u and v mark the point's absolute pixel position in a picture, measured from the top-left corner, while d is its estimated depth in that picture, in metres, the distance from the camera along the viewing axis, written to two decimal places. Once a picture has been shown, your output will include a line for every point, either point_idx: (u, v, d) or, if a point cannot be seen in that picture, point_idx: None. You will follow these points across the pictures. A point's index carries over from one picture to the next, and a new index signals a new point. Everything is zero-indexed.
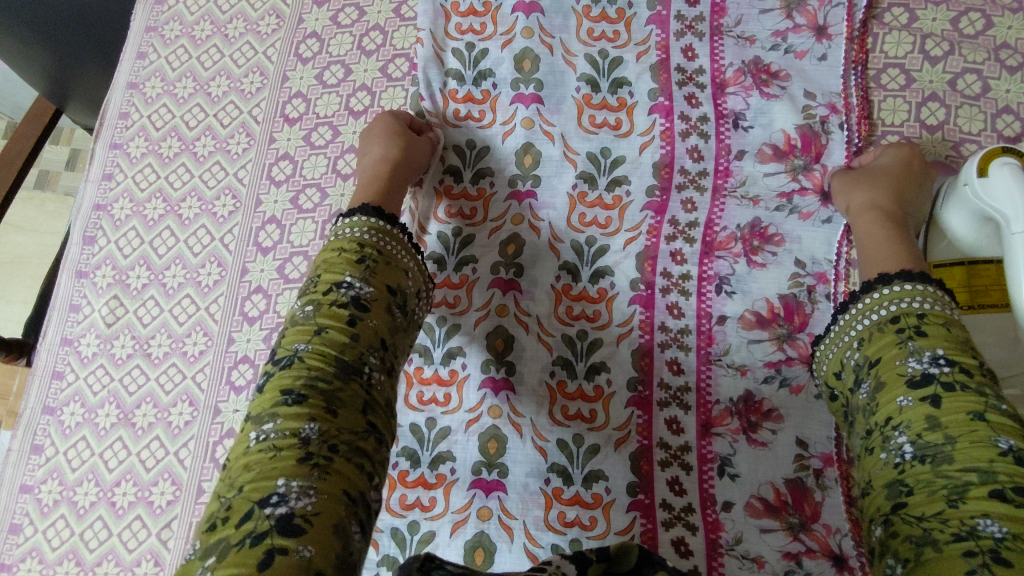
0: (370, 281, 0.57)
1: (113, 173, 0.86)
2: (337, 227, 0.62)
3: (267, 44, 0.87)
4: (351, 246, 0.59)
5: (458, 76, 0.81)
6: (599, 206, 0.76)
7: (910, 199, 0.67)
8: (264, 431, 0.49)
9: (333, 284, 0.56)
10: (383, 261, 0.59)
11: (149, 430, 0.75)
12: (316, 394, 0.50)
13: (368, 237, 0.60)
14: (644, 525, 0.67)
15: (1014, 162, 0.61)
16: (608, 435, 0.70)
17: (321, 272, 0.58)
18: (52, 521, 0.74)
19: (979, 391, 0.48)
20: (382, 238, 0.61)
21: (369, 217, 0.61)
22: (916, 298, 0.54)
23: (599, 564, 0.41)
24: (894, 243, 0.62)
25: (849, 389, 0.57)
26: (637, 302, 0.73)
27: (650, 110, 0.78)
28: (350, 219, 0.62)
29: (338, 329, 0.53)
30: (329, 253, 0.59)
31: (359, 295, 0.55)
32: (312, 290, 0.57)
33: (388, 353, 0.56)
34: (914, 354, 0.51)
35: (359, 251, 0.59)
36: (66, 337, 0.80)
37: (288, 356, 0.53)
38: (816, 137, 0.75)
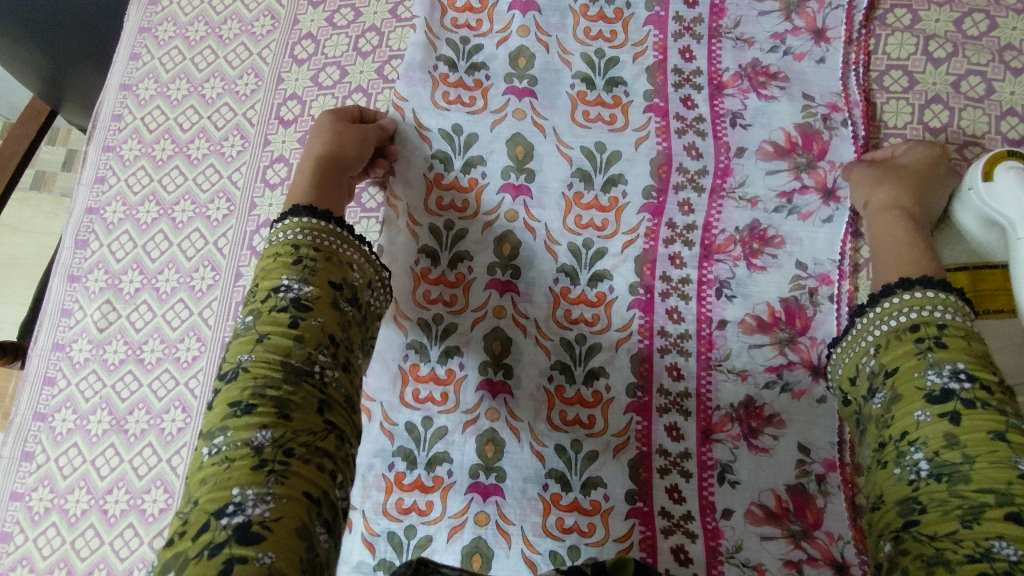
0: (309, 282, 0.55)
1: (105, 176, 0.85)
2: (272, 234, 0.60)
3: (263, 45, 0.86)
4: (287, 250, 0.57)
5: (451, 63, 0.80)
6: (595, 208, 0.75)
7: (930, 198, 0.64)
8: (216, 444, 0.48)
9: (271, 290, 0.55)
10: (322, 260, 0.57)
11: (141, 436, 0.74)
12: (265, 401, 0.49)
13: (304, 237, 0.58)
14: (643, 533, 0.66)
15: (1020, 165, 0.60)
16: (607, 441, 0.69)
17: (259, 281, 0.56)
18: (43, 529, 0.73)
19: (999, 410, 0.47)
20: (321, 237, 0.59)
21: (302, 218, 0.59)
22: (934, 306, 0.53)
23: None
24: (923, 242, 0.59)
25: (862, 396, 0.56)
26: (636, 307, 0.72)
27: (646, 110, 0.77)
28: (283, 223, 0.59)
29: (281, 333, 0.52)
30: (268, 260, 0.57)
31: (299, 296, 0.54)
32: (252, 300, 0.55)
33: (341, 349, 0.55)
34: (933, 368, 0.50)
35: (296, 254, 0.57)
36: (58, 342, 0.79)
37: (233, 368, 0.52)
38: (816, 134, 0.74)
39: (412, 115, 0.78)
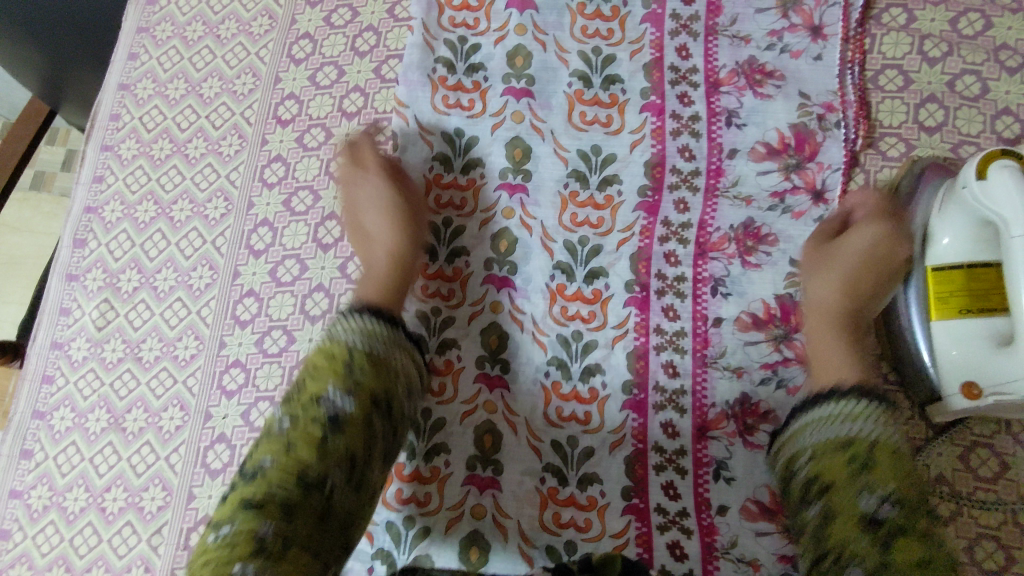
0: (352, 394, 0.55)
1: (103, 175, 0.85)
2: (336, 327, 0.61)
3: (260, 44, 0.87)
4: (341, 352, 0.58)
5: (449, 65, 0.80)
6: (590, 206, 0.76)
7: (868, 286, 0.67)
8: (222, 531, 0.48)
9: (316, 396, 0.55)
10: (371, 368, 0.57)
11: (139, 434, 0.75)
12: (276, 501, 0.49)
13: (361, 342, 0.59)
14: (639, 528, 0.66)
15: (1014, 164, 0.60)
16: (603, 438, 0.69)
17: (309, 379, 0.56)
18: (41, 527, 0.73)
19: (924, 536, 0.48)
20: (374, 346, 0.59)
21: (366, 325, 0.61)
22: (863, 416, 0.55)
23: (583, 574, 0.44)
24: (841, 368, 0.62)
25: (796, 486, 0.57)
26: (632, 304, 0.73)
27: (642, 108, 0.77)
28: (349, 321, 0.61)
29: (308, 449, 0.52)
30: (323, 356, 0.58)
31: (338, 411, 0.54)
32: (296, 396, 0.56)
33: (359, 470, 0.54)
34: (865, 489, 0.51)
35: (348, 359, 0.57)
36: (56, 341, 0.79)
37: (259, 463, 0.52)
38: (810, 135, 0.75)
39: (413, 118, 0.79)
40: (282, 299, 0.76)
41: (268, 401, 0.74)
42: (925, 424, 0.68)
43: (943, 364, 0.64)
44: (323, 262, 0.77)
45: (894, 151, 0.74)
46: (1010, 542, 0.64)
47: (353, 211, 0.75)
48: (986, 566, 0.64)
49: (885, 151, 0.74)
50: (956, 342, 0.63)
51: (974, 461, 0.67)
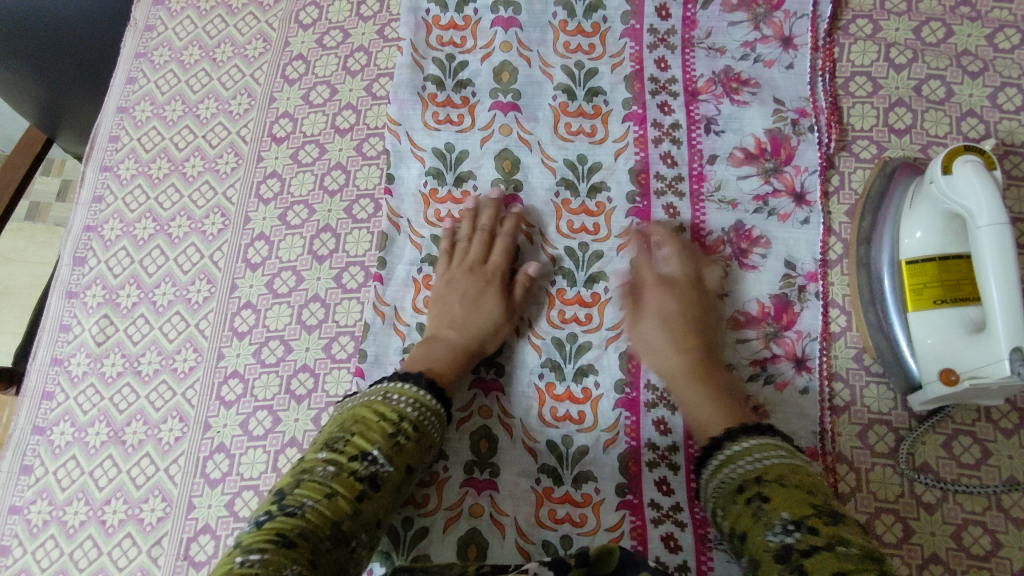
0: (392, 461, 0.59)
1: (103, 195, 0.87)
2: (388, 386, 0.65)
3: (255, 66, 0.90)
4: (392, 415, 0.62)
5: (438, 82, 0.83)
6: (583, 213, 0.78)
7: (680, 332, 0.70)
8: (249, 558, 0.47)
9: (360, 451, 0.58)
10: (415, 440, 0.62)
11: (139, 447, 0.76)
12: (306, 542, 0.50)
13: (410, 410, 0.63)
14: (634, 522, 0.67)
15: (977, 159, 0.63)
16: (597, 436, 0.71)
17: (355, 430, 0.60)
18: (41, 541, 0.73)
19: (830, 547, 0.47)
20: (425, 415, 0.63)
21: (420, 389, 0.65)
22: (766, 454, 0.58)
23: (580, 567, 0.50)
24: (702, 406, 0.66)
25: (734, 558, 0.56)
26: (629, 306, 0.75)
27: (625, 118, 0.80)
28: (404, 384, 0.65)
29: (347, 498, 0.55)
30: (367, 411, 0.62)
31: (378, 472, 0.58)
32: (339, 446, 0.59)
33: (377, 531, 0.58)
34: (768, 525, 0.51)
35: (397, 425, 0.61)
36: (56, 357, 0.81)
37: (294, 504, 0.53)
38: (785, 140, 0.78)
39: (404, 134, 0.82)
40: (278, 310, 0.78)
41: (266, 410, 0.75)
42: (908, 413, 0.70)
43: (921, 352, 0.66)
44: (319, 273, 0.79)
45: (866, 153, 0.78)
46: (995, 527, 0.66)
47: (441, 308, 0.74)
48: (973, 550, 0.65)
49: (858, 154, 0.78)
50: (934, 332, 0.65)
51: (957, 449, 0.68)
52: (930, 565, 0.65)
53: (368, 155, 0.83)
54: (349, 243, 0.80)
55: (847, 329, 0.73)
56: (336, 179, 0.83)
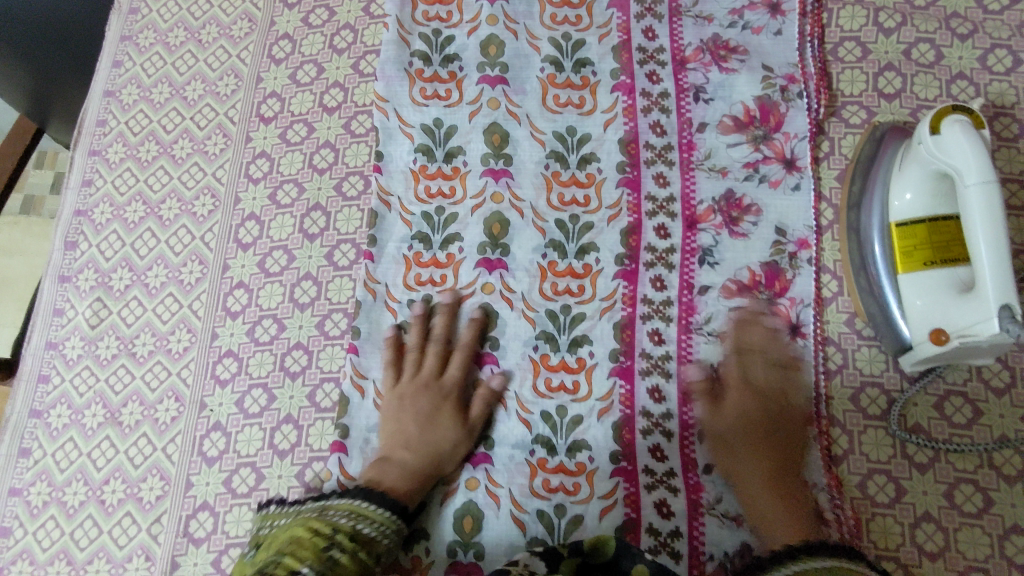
0: (325, 574, 0.56)
1: (92, 179, 0.87)
2: (320, 508, 0.63)
3: (241, 47, 0.89)
4: (325, 529, 0.60)
5: (425, 58, 0.83)
6: (574, 185, 0.78)
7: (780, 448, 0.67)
8: None
9: (291, 568, 0.55)
10: (349, 552, 0.59)
11: (136, 427, 0.76)
12: None
13: (345, 520, 0.62)
14: (628, 488, 0.68)
15: (965, 118, 0.62)
16: (591, 405, 0.71)
17: (287, 550, 0.58)
18: (42, 522, 0.74)
19: None
20: (360, 522, 0.62)
21: (355, 499, 0.64)
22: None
23: (572, 557, 0.60)
24: (761, 502, 0.65)
25: None
26: (621, 277, 0.75)
27: (613, 88, 0.80)
28: (339, 499, 0.64)
29: None
30: (301, 530, 0.60)
31: None
32: (268, 565, 0.56)
33: None
34: None
35: (331, 536, 0.59)
36: (50, 341, 0.81)
37: None
38: (774, 106, 0.77)
39: (393, 111, 0.81)
40: (271, 289, 0.78)
41: (261, 387, 0.75)
42: (900, 376, 0.70)
43: (910, 314, 0.67)
44: (310, 251, 0.79)
45: (856, 118, 0.77)
46: (986, 484, 0.67)
47: (389, 445, 0.70)
48: (965, 508, 0.66)
49: (848, 119, 0.77)
50: (925, 293, 0.65)
51: (948, 409, 0.69)
52: (921, 523, 0.66)
53: (356, 132, 0.83)
54: (339, 220, 0.80)
55: (838, 294, 0.73)
56: (325, 157, 0.83)
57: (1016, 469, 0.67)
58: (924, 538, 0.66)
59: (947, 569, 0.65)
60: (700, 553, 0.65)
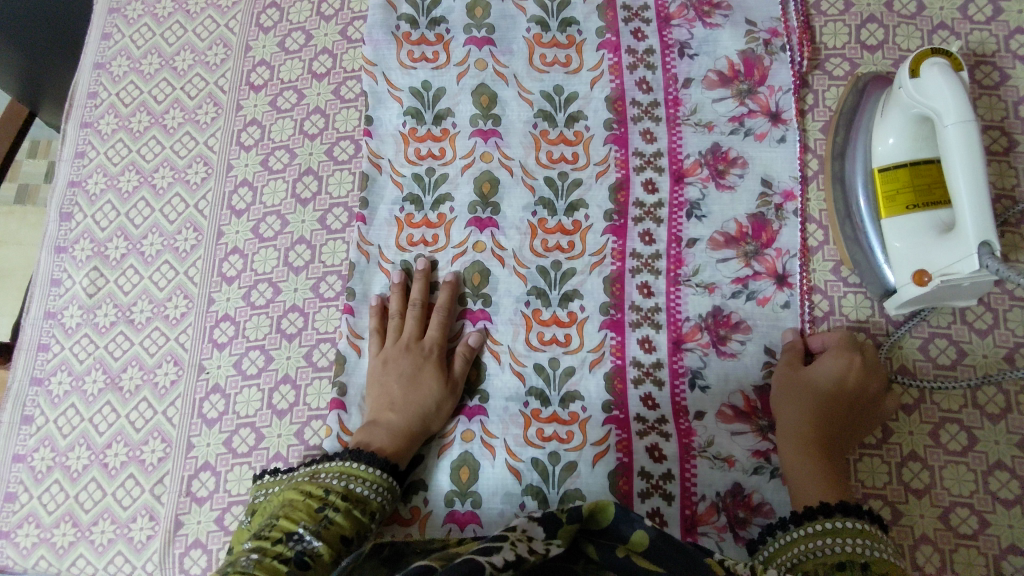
0: (321, 535, 0.54)
1: (85, 151, 0.87)
2: (311, 472, 0.62)
3: (229, 16, 0.89)
4: (318, 491, 0.59)
5: (412, 21, 0.83)
6: (562, 142, 0.79)
7: (838, 418, 0.65)
8: None
9: (285, 532, 0.54)
10: (346, 509, 0.58)
11: (136, 392, 0.77)
12: None
13: (337, 481, 0.61)
14: (620, 435, 0.70)
15: (944, 61, 0.63)
16: (583, 357, 0.73)
17: (281, 513, 0.56)
18: (47, 486, 0.76)
19: None
20: (352, 481, 0.61)
21: (344, 460, 0.63)
22: (845, 539, 0.55)
23: (572, 524, 0.45)
24: (805, 475, 0.63)
25: None
26: (610, 232, 0.76)
27: (599, 47, 0.81)
28: (327, 464, 0.63)
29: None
30: (293, 492, 0.59)
31: (306, 549, 0.53)
32: (263, 534, 0.54)
33: None
34: None
35: (324, 497, 0.58)
36: (49, 311, 0.82)
37: None
38: (758, 60, 0.78)
39: (381, 75, 0.82)
40: (265, 253, 0.79)
41: (259, 349, 0.76)
42: (886, 320, 0.72)
43: (892, 257, 0.68)
44: (303, 215, 0.80)
45: (839, 71, 0.78)
46: (971, 422, 0.68)
47: (375, 408, 0.70)
48: (950, 446, 0.68)
49: (831, 71, 0.78)
50: (908, 236, 0.66)
51: (933, 351, 0.70)
52: (908, 462, 0.68)
53: (345, 98, 0.84)
54: (331, 184, 0.81)
55: (824, 243, 0.74)
56: (316, 123, 0.83)
57: (999, 408, 0.68)
58: (911, 477, 0.67)
59: (933, 505, 0.66)
60: (691, 493, 0.68)
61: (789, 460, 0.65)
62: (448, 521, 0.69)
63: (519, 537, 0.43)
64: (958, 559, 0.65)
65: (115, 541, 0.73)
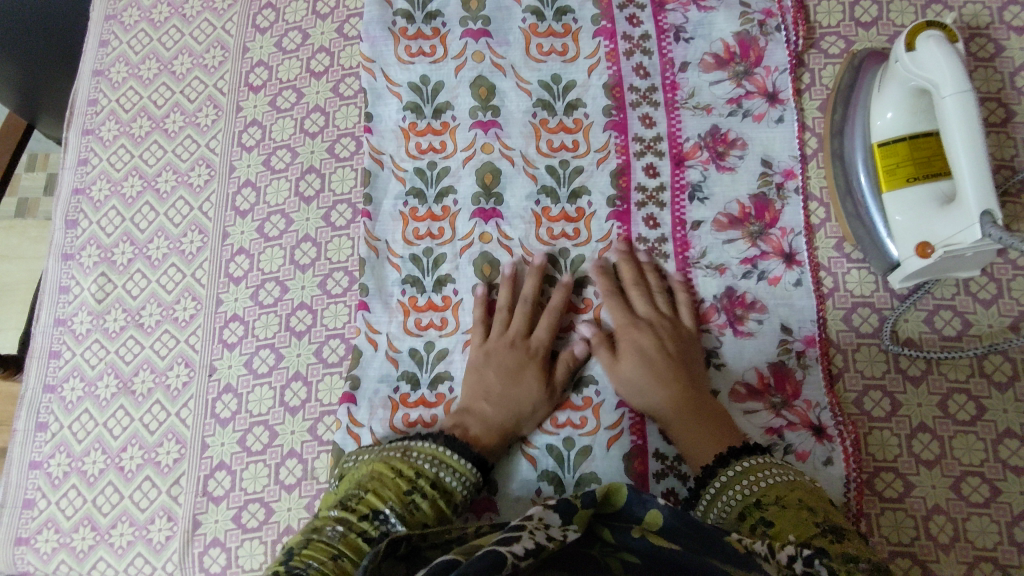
0: (405, 521, 0.55)
1: (88, 157, 0.88)
2: (403, 446, 0.63)
3: (225, 18, 0.90)
4: (409, 472, 0.60)
5: (408, 16, 0.84)
6: (562, 131, 0.79)
7: (669, 375, 0.67)
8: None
9: (371, 511, 0.55)
10: (430, 498, 0.59)
11: (149, 394, 0.78)
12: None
13: (428, 465, 0.62)
14: (632, 418, 0.71)
15: (939, 33, 0.64)
16: (600, 342, 0.73)
17: (370, 487, 0.57)
18: (64, 491, 0.76)
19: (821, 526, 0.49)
20: (441, 468, 0.62)
21: (439, 443, 0.64)
22: (744, 472, 0.58)
23: (587, 509, 0.43)
24: (699, 438, 0.63)
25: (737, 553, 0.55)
26: (615, 217, 0.76)
27: (595, 34, 0.81)
28: (421, 442, 0.64)
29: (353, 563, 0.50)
30: (384, 466, 0.60)
31: (390, 533, 0.54)
32: (349, 506, 0.55)
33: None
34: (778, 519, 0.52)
35: (412, 482, 0.59)
36: (59, 318, 0.82)
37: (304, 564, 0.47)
38: (753, 41, 0.79)
39: (380, 71, 0.82)
40: (272, 253, 0.80)
41: (269, 348, 0.77)
42: (890, 295, 0.72)
43: (894, 231, 0.68)
44: (307, 213, 0.81)
45: (835, 48, 0.79)
46: (979, 392, 0.68)
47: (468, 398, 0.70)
48: (959, 417, 0.68)
49: (827, 50, 0.79)
50: (909, 209, 0.67)
51: (939, 323, 0.71)
52: (918, 434, 0.68)
53: (345, 95, 0.84)
54: (334, 181, 0.81)
55: (826, 221, 0.75)
56: (316, 121, 0.84)
57: (1006, 376, 0.68)
58: (921, 448, 0.68)
59: (944, 475, 0.67)
60: None
61: (675, 419, 0.66)
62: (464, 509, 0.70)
63: (537, 526, 0.40)
64: (971, 528, 0.65)
65: (134, 543, 0.73)
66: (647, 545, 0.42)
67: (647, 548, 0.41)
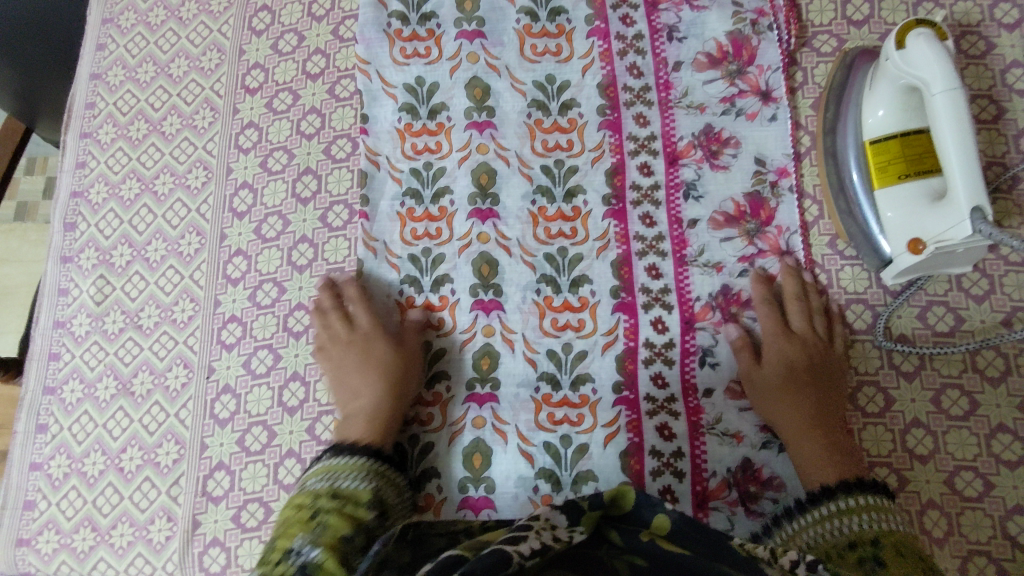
0: (320, 540, 0.51)
1: (86, 160, 0.88)
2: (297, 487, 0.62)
3: (222, 22, 0.90)
4: (306, 499, 0.58)
5: (403, 17, 0.84)
6: (557, 130, 0.80)
7: (813, 399, 0.68)
8: None
9: (284, 551, 0.51)
10: (337, 505, 0.57)
11: (148, 396, 0.78)
12: None
13: (321, 484, 0.60)
14: (629, 415, 0.71)
15: (929, 30, 0.64)
16: (596, 340, 0.74)
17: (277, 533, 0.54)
18: (64, 492, 0.77)
19: None
20: (335, 478, 0.61)
21: (320, 462, 0.64)
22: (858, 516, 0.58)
23: (593, 512, 0.44)
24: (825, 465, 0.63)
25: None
26: (610, 216, 0.77)
27: (588, 34, 0.82)
28: (301, 479, 0.62)
29: None
30: (289, 509, 0.57)
31: (308, 560, 0.49)
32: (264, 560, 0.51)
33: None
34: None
35: (314, 502, 0.57)
36: (58, 320, 0.83)
37: None
38: (745, 40, 0.79)
39: (376, 73, 0.83)
40: (269, 254, 0.80)
41: (267, 348, 0.77)
42: (884, 291, 0.73)
43: (887, 228, 0.69)
44: (304, 215, 0.81)
45: (827, 47, 0.79)
46: (972, 387, 0.69)
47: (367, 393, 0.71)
48: (952, 412, 0.69)
49: (819, 48, 0.79)
50: (900, 205, 0.67)
51: (932, 319, 0.71)
52: (912, 429, 0.69)
53: (340, 96, 0.85)
54: (331, 182, 0.82)
55: (819, 218, 0.75)
56: (312, 123, 0.84)
57: (999, 371, 0.69)
58: (915, 444, 0.68)
59: (937, 470, 0.67)
60: (702, 470, 0.69)
61: (787, 435, 0.67)
62: (462, 507, 0.71)
63: (544, 526, 0.41)
64: (965, 522, 0.66)
65: (134, 543, 0.74)
66: (655, 548, 0.42)
67: (654, 549, 0.42)
